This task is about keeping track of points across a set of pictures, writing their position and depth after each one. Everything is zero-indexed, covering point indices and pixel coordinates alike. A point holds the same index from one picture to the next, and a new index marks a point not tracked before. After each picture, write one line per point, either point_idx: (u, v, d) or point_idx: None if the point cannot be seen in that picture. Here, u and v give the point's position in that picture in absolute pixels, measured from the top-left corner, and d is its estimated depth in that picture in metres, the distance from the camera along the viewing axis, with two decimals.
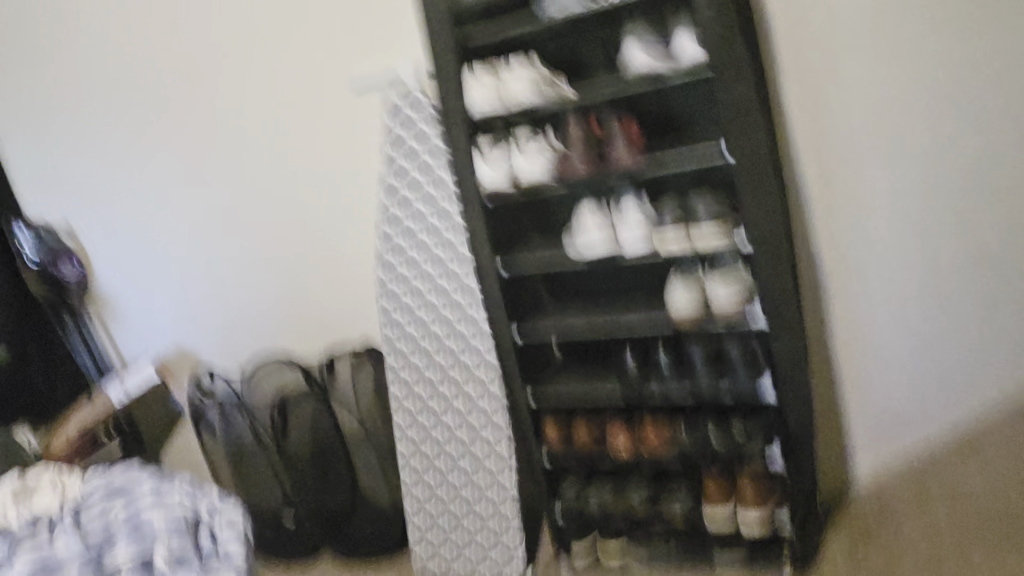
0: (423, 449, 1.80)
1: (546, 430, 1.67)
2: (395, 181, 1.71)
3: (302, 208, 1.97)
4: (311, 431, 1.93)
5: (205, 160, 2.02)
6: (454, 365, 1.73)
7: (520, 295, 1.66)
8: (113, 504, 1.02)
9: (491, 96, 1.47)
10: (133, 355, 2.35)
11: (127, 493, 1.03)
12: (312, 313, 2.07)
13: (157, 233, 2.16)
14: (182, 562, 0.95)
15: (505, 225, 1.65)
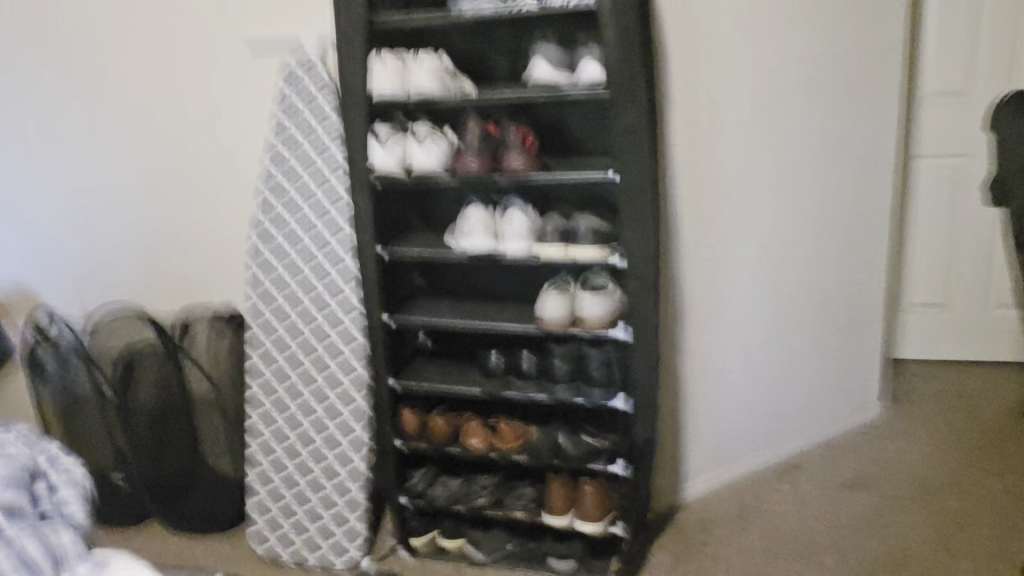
0: (276, 423, 1.77)
1: (403, 419, 1.69)
2: (283, 148, 1.67)
3: (178, 162, 1.89)
4: (156, 386, 1.87)
5: (78, 93, 1.89)
6: (319, 342, 1.71)
7: (394, 285, 1.68)
8: None
9: (394, 80, 1.47)
10: None
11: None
12: (174, 271, 1.99)
13: (11, 159, 2.00)
14: (15, 516, 0.80)
15: (393, 211, 1.66)
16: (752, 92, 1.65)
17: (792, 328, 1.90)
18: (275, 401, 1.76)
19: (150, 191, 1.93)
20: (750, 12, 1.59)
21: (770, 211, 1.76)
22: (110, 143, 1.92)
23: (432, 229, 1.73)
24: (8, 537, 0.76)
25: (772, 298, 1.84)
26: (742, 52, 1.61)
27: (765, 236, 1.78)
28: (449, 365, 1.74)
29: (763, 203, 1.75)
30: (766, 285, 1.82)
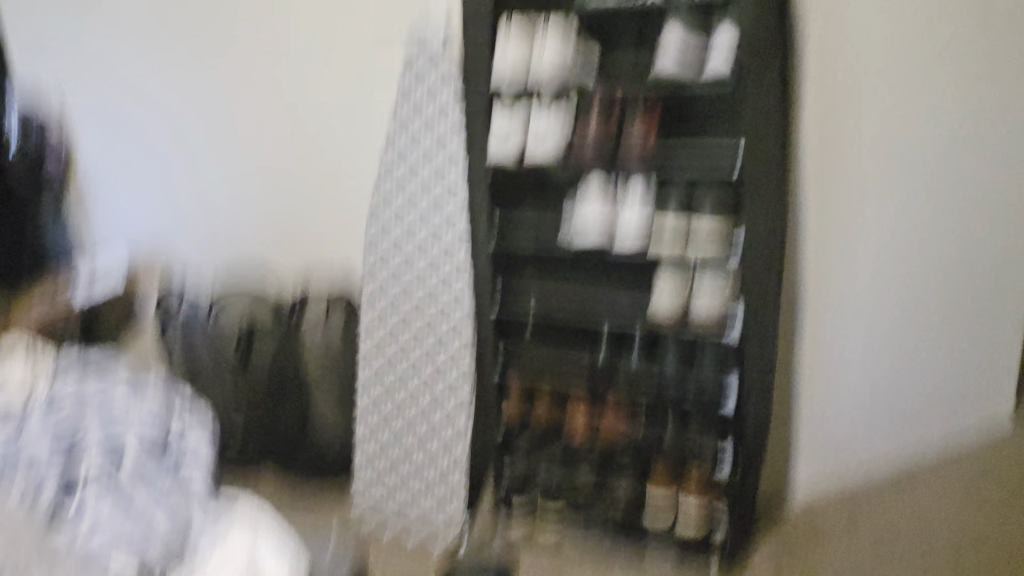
0: (384, 405, 1.83)
1: (507, 408, 1.69)
2: (404, 139, 1.72)
3: (309, 140, 2.00)
4: (273, 357, 1.93)
5: (223, 70, 2.05)
6: (433, 330, 1.75)
7: (505, 270, 1.68)
8: (79, 388, 0.98)
9: (517, 72, 1.51)
10: (107, 257, 2.35)
11: (98, 382, 0.99)
12: (304, 247, 2.10)
13: (167, 137, 2.18)
14: (146, 477, 0.91)
15: (509, 201, 1.67)
16: (913, 98, 1.48)
17: (938, 332, 1.66)
18: (389, 380, 1.82)
19: (282, 167, 2.06)
20: (904, 9, 1.44)
21: (919, 195, 1.54)
22: (254, 123, 2.05)
23: None
24: (138, 504, 0.88)
25: (919, 297, 1.61)
26: (902, 55, 1.46)
27: (909, 224, 1.56)
28: None
29: (910, 187, 1.53)
30: (910, 280, 1.60)
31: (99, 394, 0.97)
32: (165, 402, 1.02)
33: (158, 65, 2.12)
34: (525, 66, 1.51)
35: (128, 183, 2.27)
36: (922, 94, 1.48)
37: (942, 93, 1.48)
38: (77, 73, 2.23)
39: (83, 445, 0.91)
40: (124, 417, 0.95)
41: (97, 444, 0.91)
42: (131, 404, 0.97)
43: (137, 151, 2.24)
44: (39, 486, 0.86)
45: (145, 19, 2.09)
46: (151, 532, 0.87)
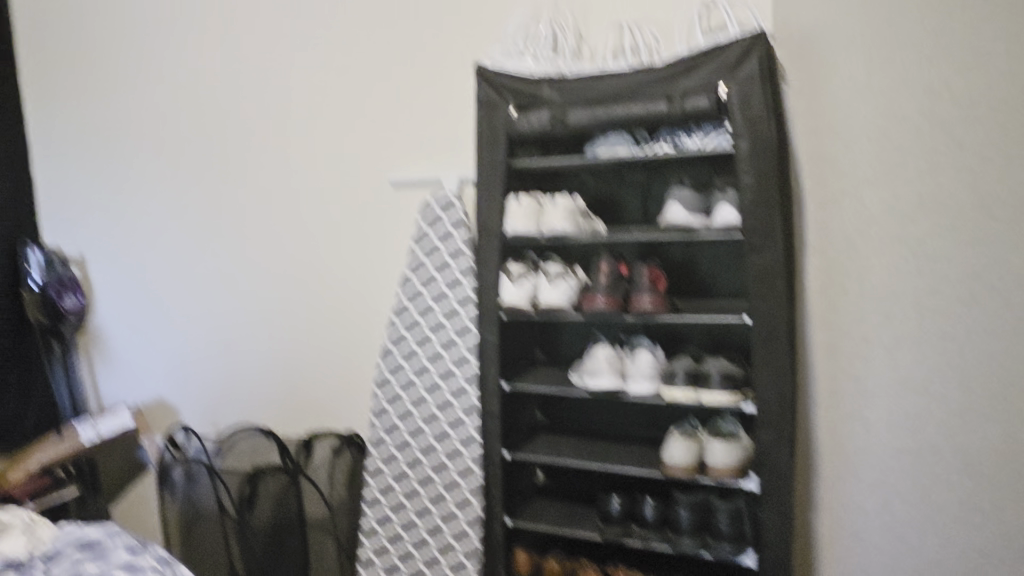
0: (389, 554, 1.74)
1: (516, 560, 1.64)
2: (416, 281, 1.73)
3: (312, 289, 1.98)
4: (274, 503, 1.86)
5: (228, 221, 2.05)
6: (439, 476, 1.70)
7: (516, 421, 1.68)
8: (76, 563, 0.96)
9: (528, 221, 1.51)
10: (110, 397, 2.31)
11: (102, 552, 0.99)
12: (303, 389, 2.04)
13: (166, 279, 2.16)
14: None
15: (519, 347, 1.67)
16: (909, 270, 1.54)
17: (962, 509, 1.53)
18: (392, 530, 1.74)
19: (284, 317, 2.03)
20: (899, 185, 1.52)
21: (929, 365, 1.54)
22: (254, 266, 2.04)
23: (553, 364, 1.73)
24: None
25: (938, 471, 1.55)
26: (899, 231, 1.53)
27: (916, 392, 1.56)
28: (567, 507, 1.67)
29: (918, 356, 1.55)
30: (923, 451, 1.57)
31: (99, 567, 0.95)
32: (165, 555, 1.01)
33: (165, 212, 2.13)
34: (537, 210, 1.52)
35: (126, 323, 2.24)
36: (919, 266, 1.53)
37: (943, 266, 1.51)
38: (81, 216, 2.24)
39: None
40: None
41: None
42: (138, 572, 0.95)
43: (136, 294, 2.21)
44: None
45: (151, 164, 2.12)
46: None
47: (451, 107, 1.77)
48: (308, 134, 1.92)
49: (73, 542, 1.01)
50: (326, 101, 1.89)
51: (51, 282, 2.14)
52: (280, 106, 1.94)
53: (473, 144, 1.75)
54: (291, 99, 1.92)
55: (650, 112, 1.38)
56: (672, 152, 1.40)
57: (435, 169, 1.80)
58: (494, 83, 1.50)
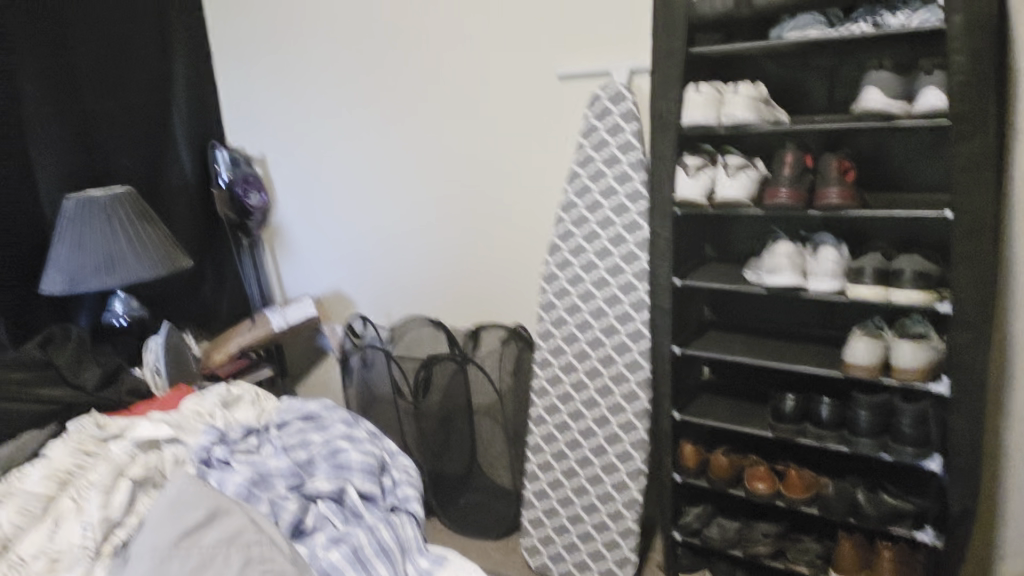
0: (556, 441, 1.81)
1: (683, 453, 1.66)
2: (582, 176, 1.72)
3: (479, 186, 2.02)
4: (446, 389, 1.97)
5: (397, 119, 2.10)
6: (606, 369, 1.73)
7: (685, 318, 1.67)
8: (299, 433, 1.08)
9: (706, 109, 1.46)
10: (295, 288, 2.48)
11: (321, 422, 1.11)
12: (471, 283, 2.12)
13: (340, 175, 2.26)
14: (369, 503, 0.96)
15: (690, 244, 1.64)
16: None
17: None
18: (560, 419, 1.80)
19: (452, 213, 2.09)
20: None
21: None
22: (423, 162, 2.09)
23: (724, 259, 1.70)
24: (367, 522, 0.91)
25: None
26: None
27: None
28: (736, 405, 1.67)
29: None
30: None
31: (320, 437, 1.07)
32: (374, 428, 1.13)
33: (337, 111, 2.20)
34: (717, 100, 1.47)
35: (304, 219, 2.38)
36: None
37: None
38: (260, 117, 2.36)
39: (318, 473, 0.98)
40: (356, 450, 1.02)
41: (328, 474, 0.98)
42: (356, 444, 1.05)
43: (313, 190, 2.33)
44: (280, 501, 0.92)
45: (323, 64, 2.18)
46: (380, 552, 0.87)
47: None
48: (473, 28, 1.91)
49: (297, 413, 1.14)
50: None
51: (237, 180, 2.28)
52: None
53: (644, 31, 1.68)
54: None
55: None
56: (871, 32, 1.28)
57: (603, 60, 1.75)
58: None
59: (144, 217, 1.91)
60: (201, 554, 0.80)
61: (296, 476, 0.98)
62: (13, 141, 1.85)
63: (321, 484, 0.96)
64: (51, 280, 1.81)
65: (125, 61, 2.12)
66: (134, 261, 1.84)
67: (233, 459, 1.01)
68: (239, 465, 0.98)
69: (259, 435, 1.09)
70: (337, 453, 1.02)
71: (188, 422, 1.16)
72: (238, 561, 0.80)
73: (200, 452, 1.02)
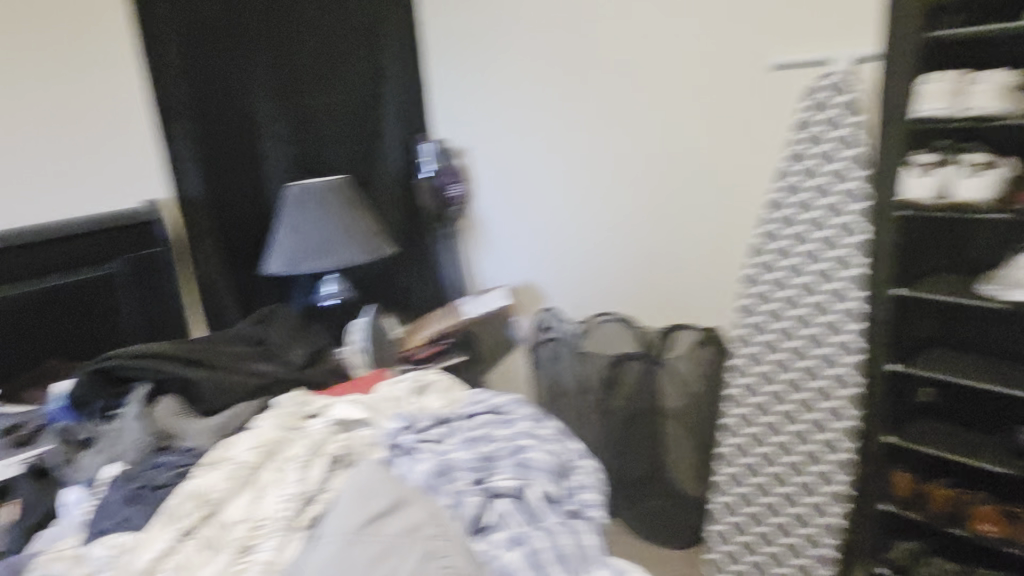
0: (748, 454, 1.70)
1: (896, 481, 1.55)
2: (792, 173, 1.59)
3: (679, 180, 1.94)
4: (634, 390, 1.91)
5: (597, 111, 2.07)
6: (808, 382, 1.59)
7: (903, 332, 1.51)
8: (484, 428, 1.08)
9: (944, 100, 1.31)
10: (489, 278, 2.53)
11: (507, 417, 1.11)
12: (665, 283, 2.05)
13: (537, 170, 2.27)
14: (551, 505, 0.94)
15: (914, 251, 1.48)
16: None
17: None
18: (753, 431, 1.69)
19: (650, 208, 2.02)
20: None
21: None
22: (620, 158, 2.05)
23: (956, 269, 1.51)
24: (548, 525, 0.89)
25: None
26: None
27: None
28: (962, 432, 1.50)
29: None
30: None
31: (506, 433, 1.06)
32: (558, 427, 1.11)
33: (537, 106, 2.21)
34: (958, 91, 1.31)
35: (500, 212, 2.42)
36: None
37: None
38: (463, 111, 2.42)
39: (502, 470, 0.98)
40: (541, 450, 1.01)
41: (511, 472, 0.97)
42: (540, 442, 1.03)
43: (510, 184, 2.36)
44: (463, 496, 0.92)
45: (526, 60, 2.20)
46: (560, 558, 0.84)
47: None
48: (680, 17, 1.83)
49: (484, 405, 1.14)
50: None
51: (440, 171, 2.41)
52: None
53: (873, 15, 1.52)
54: None
55: None
56: None
57: (823, 48, 1.61)
58: None
59: (353, 204, 2.01)
60: (378, 544, 0.82)
61: (479, 474, 0.98)
62: (244, 133, 2.04)
63: (502, 483, 0.95)
64: (273, 260, 1.95)
65: (343, 58, 2.25)
66: (342, 246, 1.95)
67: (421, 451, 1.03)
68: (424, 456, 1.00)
69: (447, 427, 1.11)
70: (520, 451, 1.01)
71: (382, 404, 1.20)
72: (419, 553, 0.81)
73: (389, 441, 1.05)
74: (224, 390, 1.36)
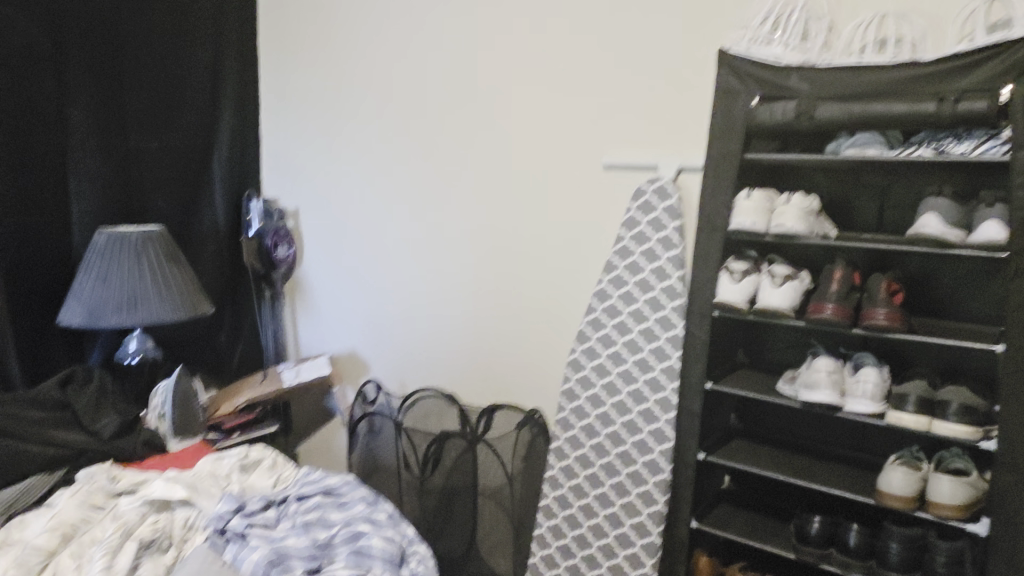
0: (565, 535, 1.73)
1: (698, 565, 1.61)
2: (619, 266, 1.69)
3: (511, 263, 2.00)
4: (452, 467, 1.91)
5: (438, 186, 2.09)
6: (624, 466, 1.66)
7: (711, 423, 1.62)
8: (318, 512, 1.07)
9: (754, 215, 1.46)
10: (311, 343, 2.45)
11: (341, 500, 1.10)
12: (491, 362, 2.08)
13: (370, 239, 2.25)
14: None
15: (722, 349, 1.60)
16: None
17: None
18: (570, 512, 1.73)
19: (484, 286, 2.06)
20: None
21: None
22: (455, 235, 2.09)
23: (757, 368, 1.66)
24: None
25: None
26: None
27: None
28: (757, 520, 1.61)
29: None
30: None
31: (340, 519, 1.05)
32: (393, 509, 1.11)
33: (375, 177, 2.21)
34: (768, 208, 1.47)
35: (328, 279, 2.36)
36: None
37: None
38: (298, 173, 2.37)
39: (336, 559, 0.97)
40: (377, 538, 1.00)
41: (346, 560, 0.96)
42: (376, 528, 1.03)
43: (341, 251, 2.32)
44: None
45: (368, 129, 2.20)
46: None
47: (679, 92, 1.70)
48: (523, 109, 1.93)
49: (317, 487, 1.14)
50: (545, 76, 1.88)
51: (269, 232, 2.29)
52: (496, 79, 1.95)
53: (696, 132, 1.68)
54: (512, 72, 1.93)
55: (915, 113, 1.29)
56: (929, 158, 1.28)
57: (651, 155, 1.75)
58: (738, 70, 1.44)
59: (171, 258, 1.89)
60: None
61: (311, 566, 0.96)
62: (53, 170, 1.86)
63: (339, 571, 0.94)
64: (71, 312, 1.78)
65: (173, 104, 2.14)
66: (156, 302, 1.82)
67: (252, 538, 1.00)
68: (257, 542, 0.98)
69: (279, 510, 1.08)
70: (357, 538, 1.00)
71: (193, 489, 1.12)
72: None
73: (216, 526, 1.03)
74: (13, 462, 1.28)
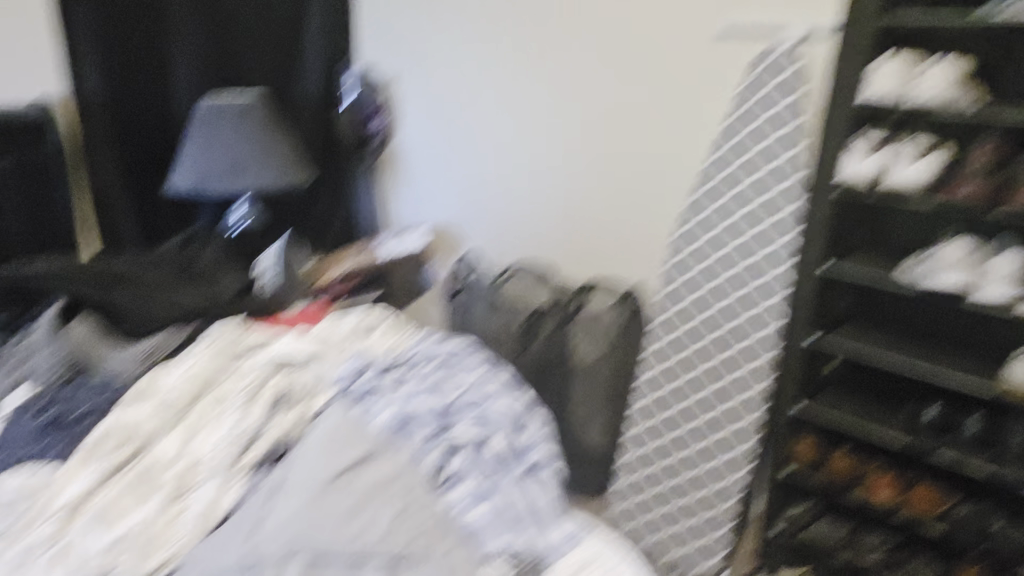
0: (660, 415, 1.70)
1: (800, 448, 1.60)
2: (732, 139, 1.56)
3: (614, 136, 1.93)
4: (547, 340, 1.86)
5: (538, 55, 2.00)
6: (724, 349, 1.60)
7: (824, 306, 1.55)
8: (439, 374, 1.14)
9: (892, 84, 1.34)
10: (406, 218, 2.43)
11: (459, 364, 1.17)
12: (591, 238, 2.05)
13: (466, 110, 2.19)
14: (508, 459, 1.03)
15: (841, 229, 1.52)
16: None
17: None
18: (665, 393, 1.69)
19: (583, 161, 2.00)
20: None
21: None
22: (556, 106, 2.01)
23: (875, 249, 1.57)
24: (505, 481, 0.99)
25: None
26: None
27: None
28: (866, 406, 1.56)
29: None
30: None
31: (461, 383, 1.13)
32: (507, 375, 1.18)
33: (470, 44, 2.12)
34: (906, 76, 1.34)
35: (421, 151, 2.32)
36: None
37: None
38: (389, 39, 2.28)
39: (459, 424, 1.05)
40: (496, 408, 1.09)
41: (469, 426, 1.05)
42: (494, 396, 1.11)
43: (433, 123, 2.27)
44: (426, 449, 1.00)
45: None
46: (517, 518, 0.95)
47: None
48: None
49: (437, 349, 1.20)
50: None
51: (362, 103, 2.28)
52: None
53: None
54: None
55: None
56: None
57: (773, 19, 1.61)
58: None
59: (275, 123, 1.88)
60: (351, 496, 0.90)
61: (434, 422, 1.05)
62: None
63: (463, 435, 1.03)
64: (182, 175, 1.81)
65: None
66: (263, 167, 1.83)
67: (381, 396, 1.08)
68: (386, 401, 1.06)
69: (400, 370, 1.16)
70: (478, 406, 1.08)
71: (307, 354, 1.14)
72: (389, 511, 0.89)
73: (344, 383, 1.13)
74: None
